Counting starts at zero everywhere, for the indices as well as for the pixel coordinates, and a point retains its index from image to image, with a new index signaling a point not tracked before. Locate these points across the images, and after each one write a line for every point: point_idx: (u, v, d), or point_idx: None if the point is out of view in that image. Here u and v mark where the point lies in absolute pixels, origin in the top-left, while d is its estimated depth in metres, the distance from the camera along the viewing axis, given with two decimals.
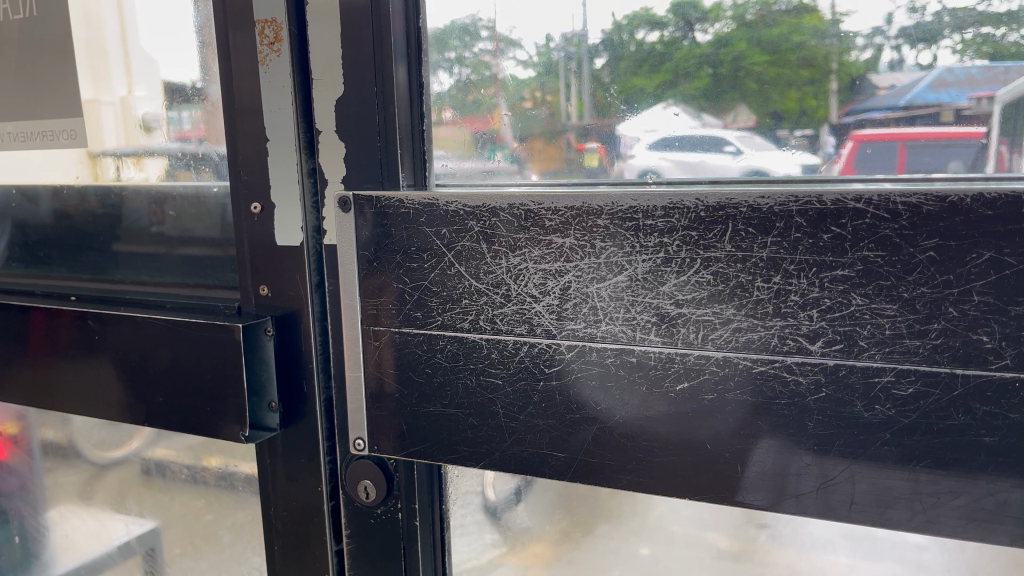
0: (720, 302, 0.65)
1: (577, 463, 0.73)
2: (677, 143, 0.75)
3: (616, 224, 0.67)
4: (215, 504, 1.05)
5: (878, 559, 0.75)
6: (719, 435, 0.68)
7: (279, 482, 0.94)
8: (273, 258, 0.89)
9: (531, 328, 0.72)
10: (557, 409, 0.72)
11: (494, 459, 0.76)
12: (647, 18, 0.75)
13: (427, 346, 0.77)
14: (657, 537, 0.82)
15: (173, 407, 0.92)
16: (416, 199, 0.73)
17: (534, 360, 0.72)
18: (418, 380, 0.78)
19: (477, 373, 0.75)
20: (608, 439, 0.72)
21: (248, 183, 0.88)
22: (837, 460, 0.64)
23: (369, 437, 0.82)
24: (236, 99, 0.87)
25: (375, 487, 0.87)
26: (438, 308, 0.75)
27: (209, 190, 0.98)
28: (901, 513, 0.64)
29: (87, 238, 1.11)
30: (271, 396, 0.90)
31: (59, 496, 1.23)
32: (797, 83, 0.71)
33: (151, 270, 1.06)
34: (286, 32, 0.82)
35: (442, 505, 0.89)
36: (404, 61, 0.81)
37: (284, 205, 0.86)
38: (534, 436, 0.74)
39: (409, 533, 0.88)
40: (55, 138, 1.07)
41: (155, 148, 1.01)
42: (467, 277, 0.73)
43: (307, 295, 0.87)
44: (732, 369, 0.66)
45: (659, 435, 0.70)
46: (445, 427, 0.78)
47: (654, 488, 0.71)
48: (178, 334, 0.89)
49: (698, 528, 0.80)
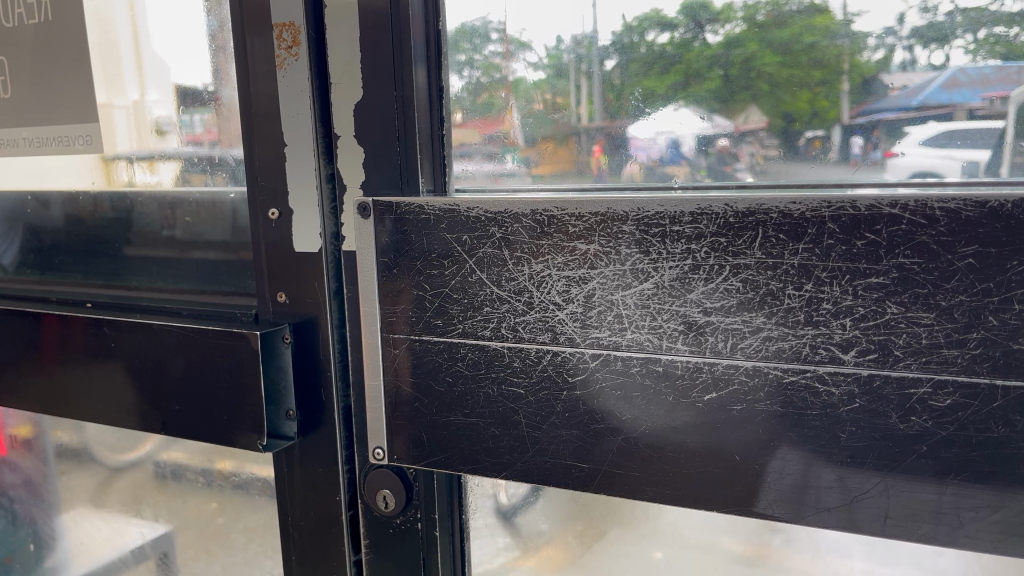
0: (749, 310, 0.64)
1: (601, 475, 0.73)
2: (962, 137, 0.66)
3: (641, 230, 0.66)
4: (229, 510, 1.06)
5: (894, 565, 0.74)
6: (746, 446, 0.67)
7: (296, 491, 0.94)
8: (292, 263, 0.89)
9: (554, 336, 0.72)
10: (581, 419, 0.72)
11: (517, 469, 0.76)
12: (658, 19, 0.74)
13: (448, 354, 0.76)
14: (672, 541, 0.82)
15: (189, 415, 0.92)
16: (436, 205, 0.73)
17: (556, 369, 0.72)
18: (438, 389, 0.78)
19: (499, 382, 0.75)
20: (632, 450, 0.71)
21: (265, 189, 0.89)
22: (869, 474, 0.64)
23: (388, 446, 0.82)
24: (254, 104, 0.87)
25: (393, 497, 0.87)
26: (459, 316, 0.75)
27: (223, 195, 0.98)
28: (934, 527, 0.63)
29: (100, 243, 1.11)
30: (288, 404, 0.89)
31: (74, 501, 1.23)
32: (811, 84, 0.70)
33: (165, 274, 1.06)
34: (303, 36, 0.82)
35: (462, 513, 0.89)
36: (423, 63, 0.81)
37: (302, 211, 0.86)
38: (557, 446, 0.74)
39: (428, 541, 0.88)
40: (69, 142, 1.07)
41: (168, 151, 1.01)
42: (489, 284, 0.73)
43: (325, 302, 0.87)
44: (762, 379, 0.65)
45: (686, 447, 0.69)
46: (467, 437, 0.78)
47: (680, 500, 0.71)
48: (194, 342, 0.90)
49: (715, 534, 0.79)
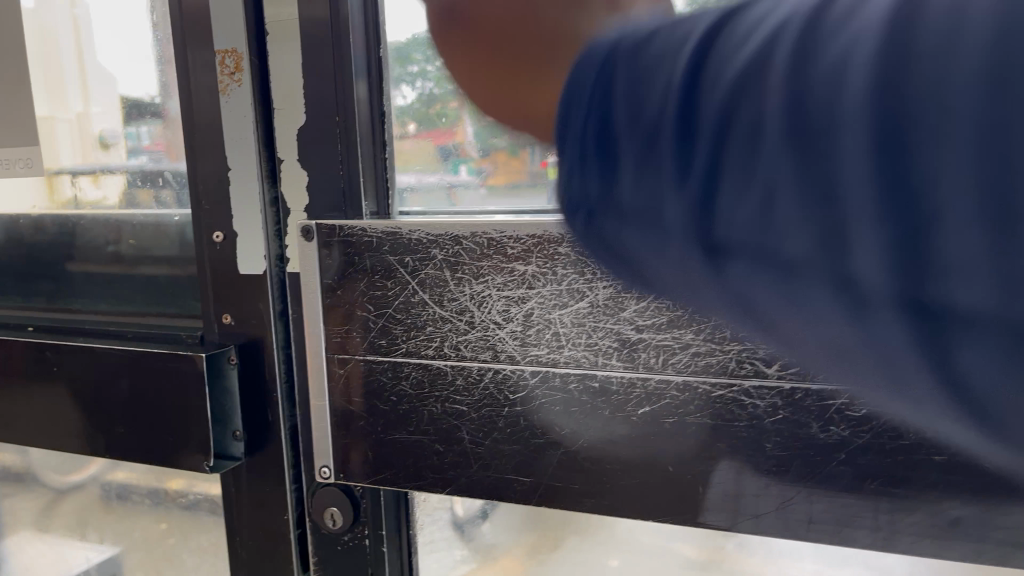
0: (679, 328, 0.66)
1: (542, 488, 0.74)
2: None
3: (577, 251, 0.67)
4: (177, 530, 1.04)
5: (844, 565, 0.75)
6: (681, 458, 0.68)
7: (244, 511, 0.93)
8: (237, 288, 0.88)
9: (495, 355, 0.72)
10: (522, 434, 0.73)
11: (460, 485, 0.76)
12: None
13: (392, 373, 0.76)
14: (628, 548, 0.83)
15: (133, 439, 0.90)
16: (379, 229, 0.73)
17: (497, 387, 0.73)
18: (383, 408, 0.78)
19: (442, 400, 0.75)
20: (572, 464, 0.72)
21: (208, 212, 0.88)
22: (792, 482, 0.66)
23: (336, 463, 0.82)
24: (198, 126, 0.87)
25: (341, 514, 0.87)
26: (402, 335, 0.75)
27: (169, 218, 0.96)
28: (861, 530, 0.65)
29: (43, 267, 1.09)
30: (236, 424, 0.89)
31: (15, 526, 1.20)
32: None
33: (110, 293, 1.04)
34: (246, 62, 0.83)
35: (409, 529, 0.89)
36: (365, 78, 0.82)
37: (246, 232, 0.86)
38: (500, 461, 0.74)
39: (376, 558, 0.88)
40: (8, 166, 1.04)
41: (114, 166, 1.00)
42: (431, 305, 0.73)
43: (270, 324, 0.87)
44: (692, 393, 0.67)
45: (622, 460, 0.70)
46: (411, 454, 0.78)
47: (616, 509, 0.72)
48: (139, 364, 0.88)
49: (672, 540, 0.80)
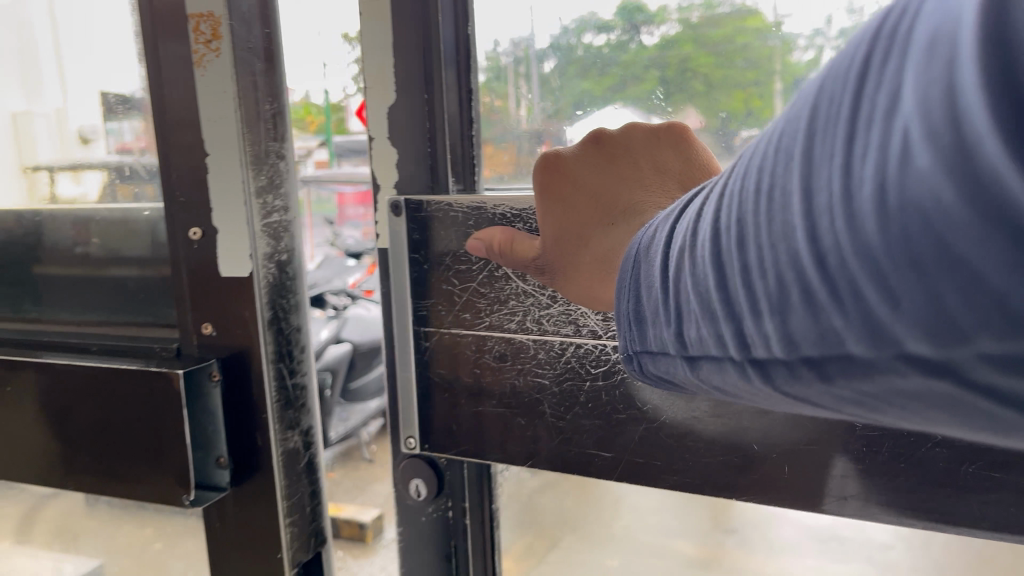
0: None
1: (623, 462, 0.78)
2: None
3: None
4: (166, 536, 1.02)
5: (846, 559, 0.83)
6: (767, 434, 0.72)
7: (229, 543, 0.94)
8: (215, 286, 0.88)
9: (577, 329, 0.77)
10: (603, 408, 0.77)
11: (543, 459, 0.82)
12: (594, 21, 0.80)
13: (476, 346, 0.83)
14: (625, 545, 0.91)
15: (116, 463, 0.89)
16: (464, 204, 0.79)
17: (580, 361, 0.78)
18: (466, 380, 0.84)
19: (525, 373, 0.81)
20: (654, 439, 0.76)
21: (185, 207, 0.88)
22: (887, 462, 0.68)
23: (420, 434, 0.88)
24: (169, 109, 0.86)
25: (426, 486, 0.90)
26: (485, 309, 0.81)
27: (138, 215, 0.94)
28: (958, 510, 0.67)
29: (15, 271, 1.05)
30: (218, 450, 0.89)
31: None
32: (744, 84, 0.77)
33: (81, 296, 1.01)
34: (224, 28, 0.82)
35: (493, 503, 0.91)
36: (454, 68, 0.85)
37: (228, 227, 0.86)
38: (581, 437, 0.79)
39: (462, 532, 0.91)
40: None
41: (94, 161, 0.97)
42: (514, 279, 0.79)
43: (257, 325, 0.88)
44: None
45: (706, 437, 0.74)
46: (496, 426, 0.84)
47: (698, 486, 0.75)
48: (117, 390, 0.86)
49: (670, 537, 0.89)
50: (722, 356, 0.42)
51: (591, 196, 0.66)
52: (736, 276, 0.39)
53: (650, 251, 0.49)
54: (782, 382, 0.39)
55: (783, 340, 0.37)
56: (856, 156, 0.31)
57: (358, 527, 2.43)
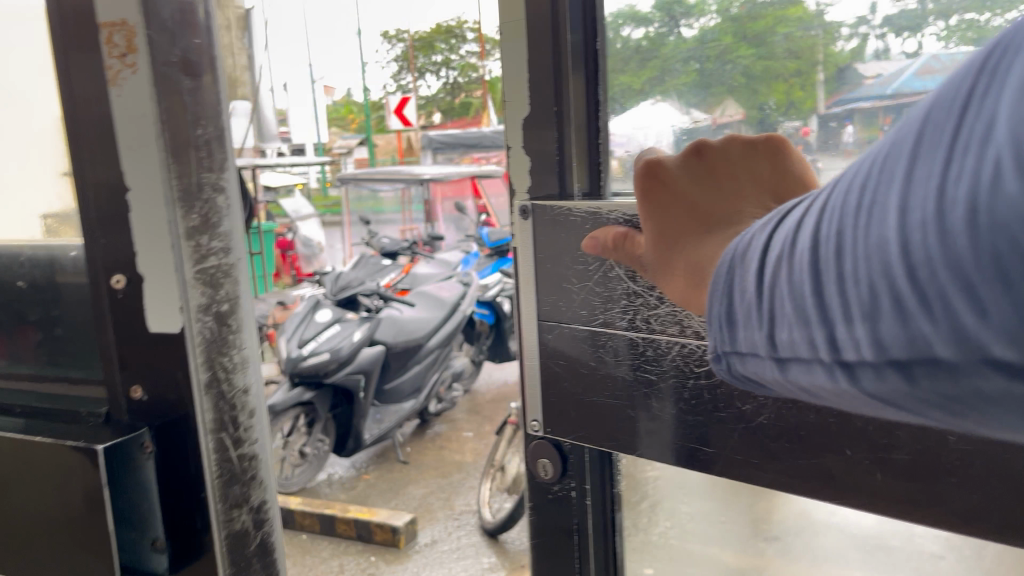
0: None
1: (722, 459, 0.76)
2: None
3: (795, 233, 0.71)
4: None
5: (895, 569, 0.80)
6: (858, 436, 0.69)
7: None
8: (142, 343, 0.93)
9: (681, 328, 0.77)
10: (706, 406, 0.77)
11: (647, 451, 0.82)
12: (632, 15, 0.88)
13: (592, 340, 0.84)
14: (661, 555, 0.96)
15: (57, 541, 0.89)
16: (581, 209, 0.82)
17: (684, 359, 0.77)
18: (583, 371, 0.85)
19: (637, 367, 0.81)
20: (753, 438, 0.75)
21: (105, 247, 0.92)
22: (976, 471, 0.64)
23: (542, 420, 0.90)
24: (83, 127, 0.90)
25: (551, 465, 0.94)
26: (600, 307, 0.83)
27: (63, 253, 0.98)
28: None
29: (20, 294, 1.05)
30: (153, 533, 0.92)
31: None
32: (785, 76, 0.79)
33: (64, 311, 1.00)
34: (138, 42, 0.85)
35: (613, 485, 0.93)
36: (584, 74, 0.90)
37: (151, 268, 0.90)
38: (685, 431, 0.78)
39: (581, 511, 0.94)
40: None
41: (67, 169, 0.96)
42: (625, 279, 0.80)
43: (189, 362, 0.91)
44: None
45: (800, 436, 0.72)
46: (603, 419, 0.85)
47: (795, 487, 0.73)
48: (57, 469, 0.87)
49: (710, 547, 0.92)
50: (815, 360, 0.47)
51: (692, 203, 0.67)
52: (833, 282, 0.43)
53: (746, 258, 0.51)
54: (870, 382, 0.44)
55: (874, 346, 0.42)
56: (953, 175, 0.36)
57: (390, 533, 2.54)
